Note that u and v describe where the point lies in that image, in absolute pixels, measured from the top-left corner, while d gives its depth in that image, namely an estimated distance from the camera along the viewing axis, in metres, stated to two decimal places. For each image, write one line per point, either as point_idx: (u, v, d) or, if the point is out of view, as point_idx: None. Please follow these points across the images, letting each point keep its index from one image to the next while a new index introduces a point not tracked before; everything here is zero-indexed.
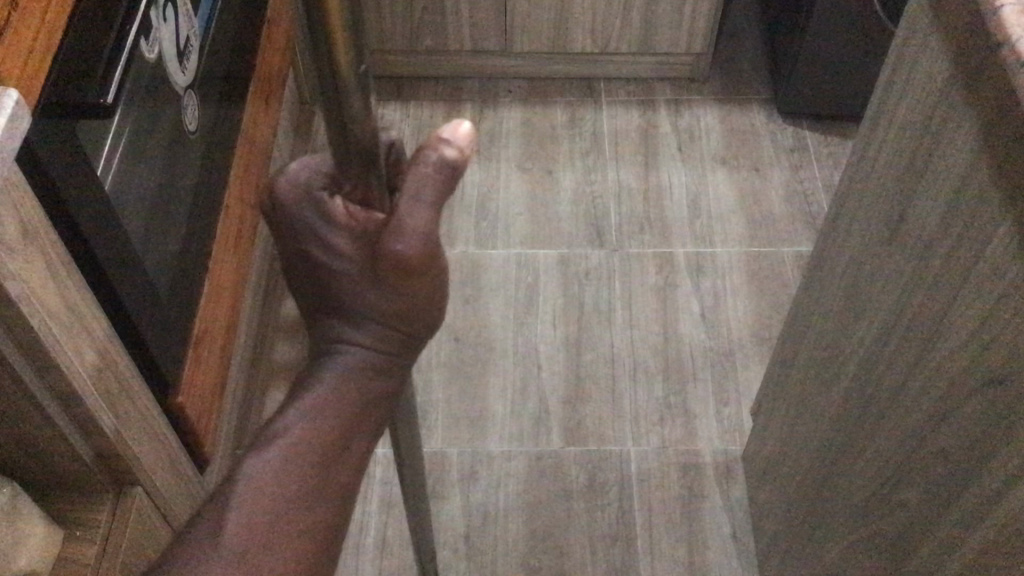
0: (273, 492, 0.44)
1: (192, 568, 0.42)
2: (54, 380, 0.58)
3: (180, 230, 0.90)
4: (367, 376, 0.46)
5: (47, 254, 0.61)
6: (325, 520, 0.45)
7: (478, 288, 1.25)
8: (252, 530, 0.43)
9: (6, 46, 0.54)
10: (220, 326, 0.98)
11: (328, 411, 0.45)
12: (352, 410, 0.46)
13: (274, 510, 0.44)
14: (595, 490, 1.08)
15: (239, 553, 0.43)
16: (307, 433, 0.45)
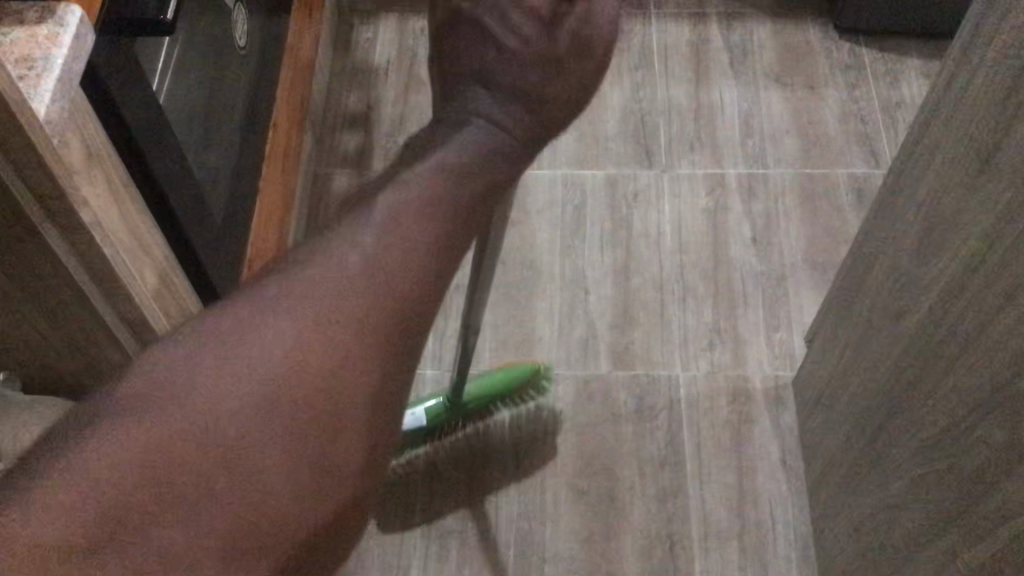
0: (407, 221, 0.40)
1: (307, 267, 0.37)
2: (119, 302, 0.58)
3: (231, 147, 0.88)
4: (501, 154, 0.48)
5: (112, 177, 0.59)
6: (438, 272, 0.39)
7: (524, 209, 1.23)
8: (382, 246, 0.38)
9: None
10: (269, 248, 0.97)
11: (459, 174, 0.44)
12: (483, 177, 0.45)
13: (404, 237, 0.39)
14: (644, 414, 1.08)
15: (364, 259, 0.38)
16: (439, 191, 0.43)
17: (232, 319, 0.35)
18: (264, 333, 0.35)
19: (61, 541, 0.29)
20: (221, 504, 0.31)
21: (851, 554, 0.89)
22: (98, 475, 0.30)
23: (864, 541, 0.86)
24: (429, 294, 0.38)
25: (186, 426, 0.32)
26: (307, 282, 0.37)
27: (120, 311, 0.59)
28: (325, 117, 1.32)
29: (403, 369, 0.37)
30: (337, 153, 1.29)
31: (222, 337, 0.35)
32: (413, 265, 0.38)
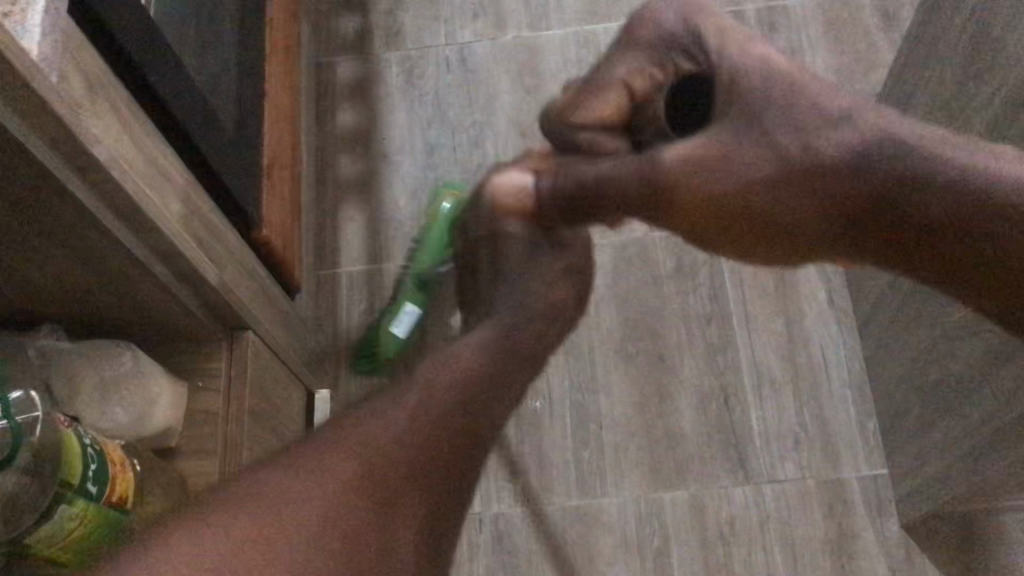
0: (388, 440, 0.48)
1: (345, 422, 0.49)
2: (155, 242, 0.55)
3: (232, 50, 0.85)
4: (480, 368, 0.57)
5: (118, 105, 0.56)
6: (416, 457, 0.48)
7: (538, 76, 1.18)
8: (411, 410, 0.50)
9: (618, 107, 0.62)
10: (283, 151, 0.96)
11: (462, 364, 0.56)
12: (472, 371, 0.56)
13: (407, 418, 0.50)
14: (684, 273, 1.06)
15: (418, 398, 0.51)
16: (416, 414, 0.50)
17: (315, 466, 0.46)
18: (330, 446, 0.47)
19: (224, 539, 0.41)
20: (209, 536, 0.41)
21: (910, 389, 0.89)
22: (234, 529, 0.42)
23: (924, 374, 0.86)
24: (405, 473, 0.47)
25: (335, 500, 0.45)
26: (309, 463, 0.46)
27: (157, 249, 0.56)
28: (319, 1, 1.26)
29: (347, 504, 0.45)
30: (337, 36, 1.24)
31: (280, 481, 0.45)
32: (356, 467, 0.46)
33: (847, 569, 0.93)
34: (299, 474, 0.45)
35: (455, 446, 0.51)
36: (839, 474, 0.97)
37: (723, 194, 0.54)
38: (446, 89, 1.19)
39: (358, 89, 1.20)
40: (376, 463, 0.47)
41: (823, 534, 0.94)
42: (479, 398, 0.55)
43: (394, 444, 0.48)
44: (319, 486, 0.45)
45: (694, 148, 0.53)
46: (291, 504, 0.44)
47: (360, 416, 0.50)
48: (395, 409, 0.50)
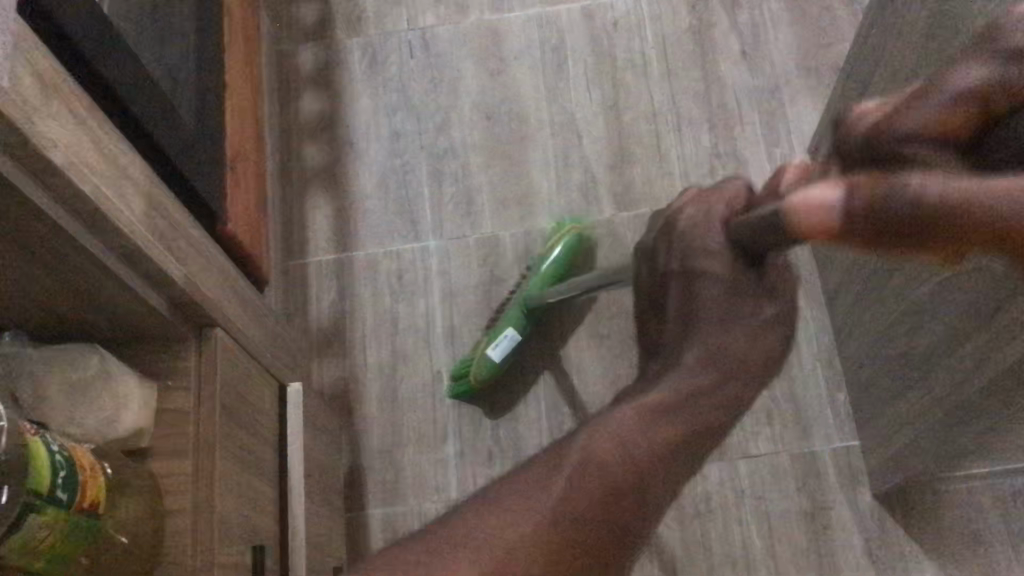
0: (563, 511, 0.59)
1: (524, 477, 0.63)
2: (118, 243, 0.55)
3: (190, 42, 0.83)
4: (632, 450, 0.63)
5: (74, 104, 0.55)
6: (563, 519, 0.59)
7: (502, 59, 1.17)
8: (588, 467, 0.62)
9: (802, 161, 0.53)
10: (247, 144, 0.95)
11: (635, 452, 0.63)
12: (639, 465, 0.63)
13: (566, 514, 0.59)
14: None
15: (607, 446, 0.63)
16: (586, 472, 0.62)
17: (528, 496, 0.60)
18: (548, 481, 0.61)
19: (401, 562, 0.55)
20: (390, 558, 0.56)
21: (878, 362, 0.91)
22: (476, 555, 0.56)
23: (893, 348, 0.87)
24: (545, 538, 0.57)
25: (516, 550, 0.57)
26: (494, 512, 0.59)
27: (120, 250, 0.55)
28: None
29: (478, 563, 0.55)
30: (297, 23, 1.22)
31: (463, 523, 0.58)
32: (517, 538, 0.57)
33: (823, 540, 0.94)
34: (521, 496, 0.60)
35: (602, 524, 0.60)
36: (811, 447, 0.98)
37: (812, 223, 0.45)
38: (409, 74, 1.18)
39: (320, 76, 1.19)
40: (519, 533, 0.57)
41: (797, 507, 0.96)
42: (643, 464, 0.63)
43: (582, 491, 0.60)
44: (490, 549, 0.56)
45: (800, 201, 0.45)
46: (483, 542, 0.57)
47: (506, 503, 0.60)
48: (571, 487, 0.61)
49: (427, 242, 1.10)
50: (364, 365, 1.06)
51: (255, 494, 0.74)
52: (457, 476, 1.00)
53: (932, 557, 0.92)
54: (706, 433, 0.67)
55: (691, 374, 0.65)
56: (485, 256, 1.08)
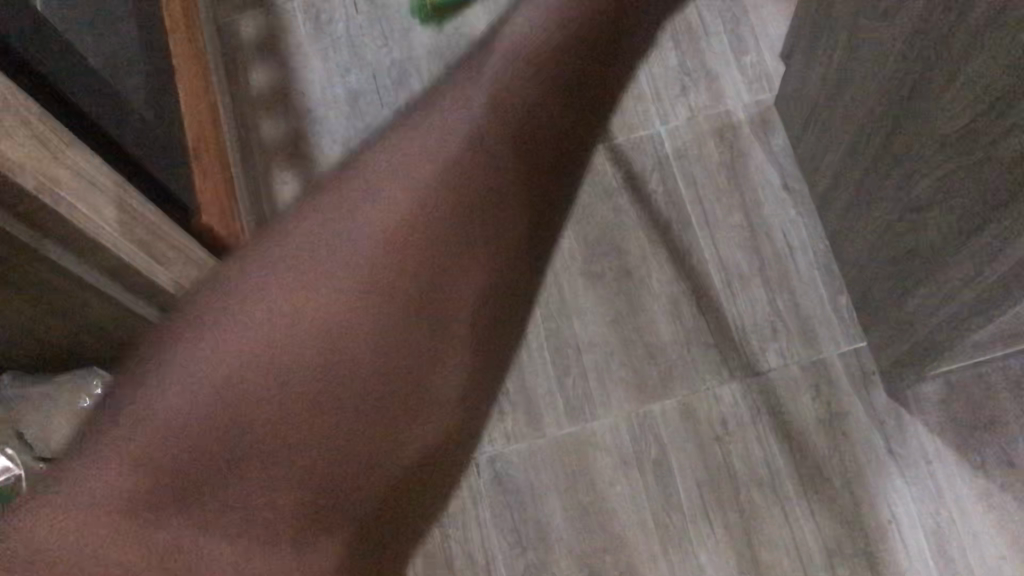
0: (415, 214, 0.36)
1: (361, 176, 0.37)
2: (99, 257, 0.54)
3: (138, 32, 0.79)
4: (547, 45, 0.42)
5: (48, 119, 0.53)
6: (440, 186, 0.36)
7: None
8: (435, 154, 0.37)
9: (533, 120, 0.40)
10: (210, 129, 0.92)
11: (494, 132, 0.39)
12: (456, 164, 0.37)
13: (429, 180, 0.37)
14: (636, 182, 1.05)
15: (486, 110, 0.40)
16: (438, 195, 0.36)
17: (380, 166, 0.37)
18: (409, 135, 0.39)
19: (126, 489, 0.30)
20: (196, 447, 0.31)
21: (877, 264, 0.90)
22: (114, 493, 0.30)
23: (889, 246, 0.87)
24: (214, 454, 0.31)
25: (229, 371, 0.32)
26: (218, 328, 0.33)
27: (98, 264, 0.54)
28: None
29: (349, 462, 0.32)
30: None
31: (254, 293, 0.34)
32: (372, 305, 0.34)
33: (844, 446, 0.94)
34: (169, 425, 0.31)
35: (505, 177, 0.37)
36: (820, 355, 0.97)
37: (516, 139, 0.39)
38: (359, 32, 1.14)
39: (266, 46, 1.14)
40: (359, 274, 0.34)
41: (813, 417, 0.96)
42: (484, 158, 0.37)
43: (375, 201, 0.36)
44: (318, 267, 0.34)
45: (528, 80, 0.40)
46: (217, 327, 0.33)
47: (334, 201, 0.37)
48: (437, 144, 0.38)
49: None
50: None
51: None
52: None
53: (954, 449, 0.93)
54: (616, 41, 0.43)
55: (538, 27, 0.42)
56: None
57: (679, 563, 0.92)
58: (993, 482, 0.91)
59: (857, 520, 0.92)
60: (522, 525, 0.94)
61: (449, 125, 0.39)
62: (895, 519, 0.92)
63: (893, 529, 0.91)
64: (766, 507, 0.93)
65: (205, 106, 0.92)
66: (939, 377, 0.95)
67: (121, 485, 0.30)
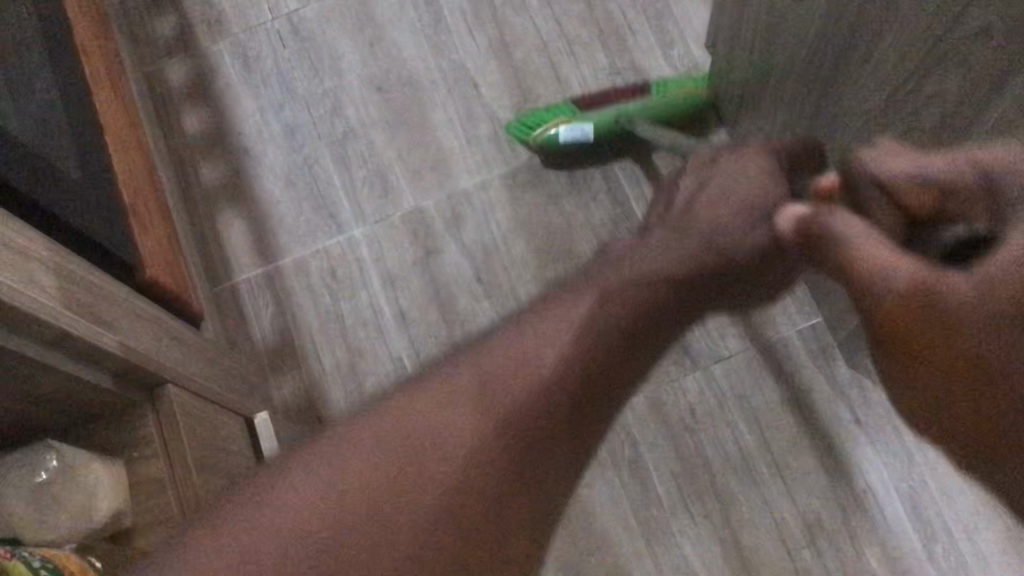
0: (441, 454, 0.60)
1: (434, 424, 0.61)
2: (37, 329, 0.53)
3: (57, 92, 0.78)
4: (565, 358, 0.65)
5: None
6: (488, 472, 0.60)
7: (377, 26, 1.13)
8: (491, 396, 0.63)
9: (536, 412, 0.63)
10: (146, 182, 0.91)
11: (537, 414, 0.63)
12: (522, 441, 0.62)
13: (489, 460, 0.61)
14: (579, 184, 1.06)
15: (523, 383, 0.64)
16: (485, 439, 0.61)
17: (433, 434, 0.60)
18: (411, 417, 0.61)
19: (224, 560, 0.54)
20: (287, 523, 0.56)
21: None
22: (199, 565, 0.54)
23: None
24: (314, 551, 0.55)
25: (317, 508, 0.57)
26: (262, 519, 0.56)
27: (39, 335, 0.54)
28: (128, 4, 1.17)
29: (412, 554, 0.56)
30: (155, 40, 1.16)
31: (338, 491, 0.57)
32: (424, 510, 0.58)
33: (813, 422, 0.96)
34: (219, 556, 0.54)
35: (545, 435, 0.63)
36: (779, 335, 0.99)
37: (527, 406, 0.63)
38: (288, 65, 1.13)
39: (195, 90, 1.14)
40: (406, 474, 0.59)
41: (779, 396, 0.97)
42: (524, 430, 0.62)
43: (443, 440, 0.60)
44: (359, 481, 0.58)
45: (544, 346, 0.66)
46: (283, 507, 0.57)
47: (383, 432, 0.60)
48: (483, 422, 0.62)
49: (351, 233, 1.07)
50: (322, 371, 1.03)
51: None
52: None
53: None
54: (593, 359, 0.67)
55: (551, 373, 0.64)
56: (414, 230, 1.06)
57: (664, 555, 0.93)
58: None
59: (832, 492, 0.93)
60: None
61: (461, 387, 0.63)
62: (869, 488, 0.93)
63: (869, 498, 0.93)
64: (743, 489, 0.94)
65: (136, 159, 0.91)
66: None
67: (220, 542, 0.55)
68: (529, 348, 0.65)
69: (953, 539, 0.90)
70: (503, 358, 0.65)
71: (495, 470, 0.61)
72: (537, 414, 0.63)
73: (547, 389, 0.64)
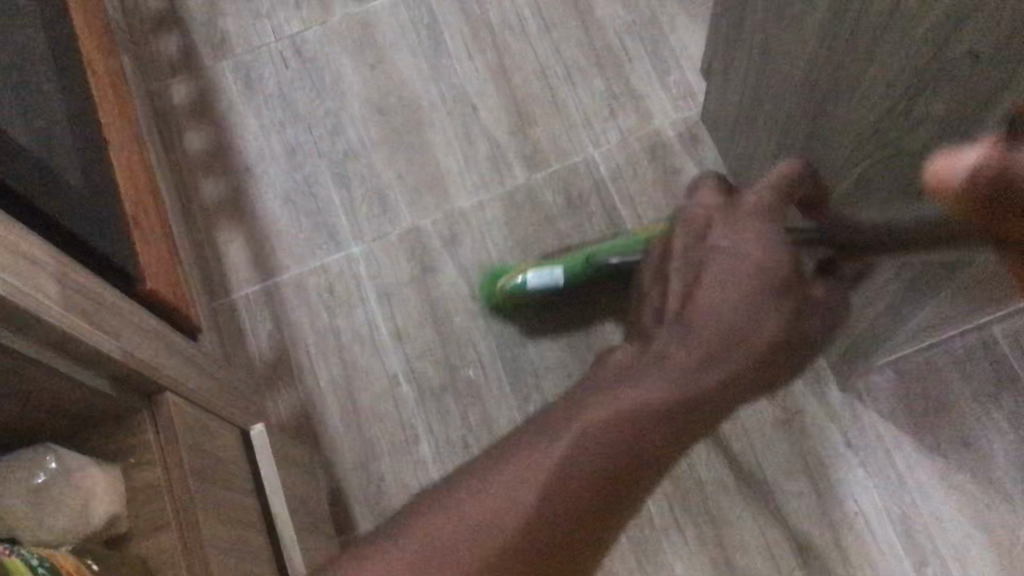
0: (483, 529, 0.54)
1: (479, 491, 0.56)
2: (41, 331, 0.54)
3: (62, 104, 0.79)
4: (627, 431, 0.58)
5: None
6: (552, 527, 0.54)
7: (378, 49, 1.15)
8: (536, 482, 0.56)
9: (590, 491, 0.55)
10: (147, 195, 0.93)
11: (598, 463, 0.56)
12: (575, 501, 0.55)
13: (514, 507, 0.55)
14: (575, 206, 1.07)
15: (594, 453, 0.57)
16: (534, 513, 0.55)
17: (525, 480, 0.56)
18: (513, 472, 0.56)
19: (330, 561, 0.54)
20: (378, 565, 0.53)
21: None
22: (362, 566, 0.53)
23: None
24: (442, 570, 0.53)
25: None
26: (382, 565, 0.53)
27: (41, 337, 0.55)
28: (132, 23, 1.19)
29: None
30: (160, 59, 1.18)
31: (444, 544, 0.54)
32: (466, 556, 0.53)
33: (804, 443, 0.96)
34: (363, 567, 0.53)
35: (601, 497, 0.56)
36: None
37: (597, 468, 0.56)
38: (289, 85, 1.15)
39: (198, 109, 1.15)
40: (500, 516, 0.55)
41: (771, 417, 0.98)
42: (602, 497, 0.56)
43: (496, 512, 0.55)
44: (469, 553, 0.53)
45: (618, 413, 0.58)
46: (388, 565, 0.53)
47: (495, 510, 0.55)
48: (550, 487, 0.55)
49: (349, 250, 1.08)
50: (318, 388, 1.03)
51: (245, 542, 0.71)
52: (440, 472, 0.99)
53: (910, 434, 0.95)
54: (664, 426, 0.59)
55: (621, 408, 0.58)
56: (412, 249, 1.07)
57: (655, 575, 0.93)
58: (950, 464, 0.93)
59: (824, 514, 0.94)
60: None
61: (532, 471, 0.56)
62: (860, 509, 0.93)
63: (860, 519, 0.93)
64: (734, 509, 0.95)
65: (138, 173, 0.93)
66: (889, 366, 0.97)
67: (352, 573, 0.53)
68: (642, 399, 0.59)
69: (944, 561, 0.91)
70: (614, 376, 0.65)
71: (564, 502, 0.55)
72: (596, 470, 0.56)
73: (630, 425, 0.58)
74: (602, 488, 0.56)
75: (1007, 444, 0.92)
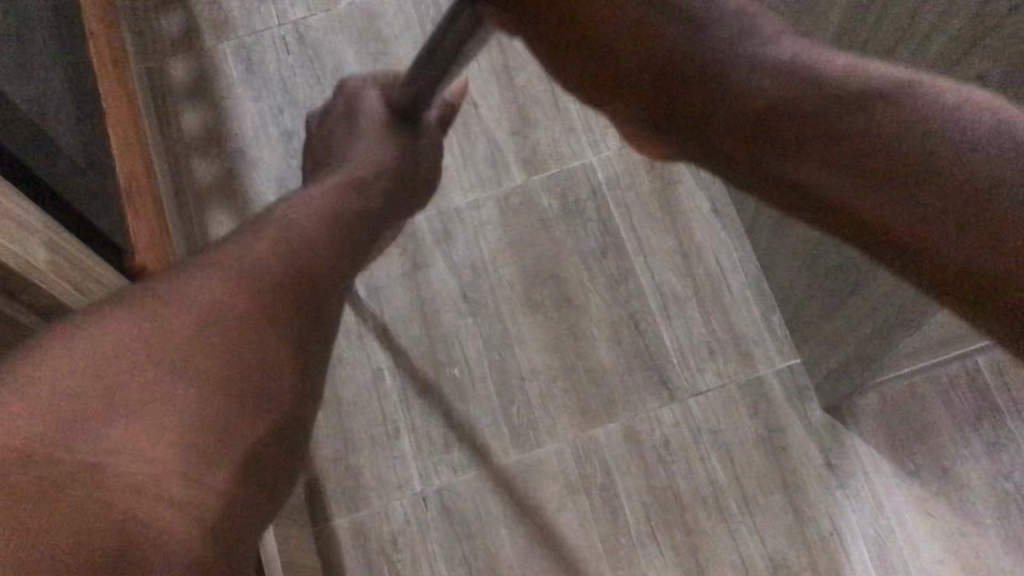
0: (155, 370, 0.49)
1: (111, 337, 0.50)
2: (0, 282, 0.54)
3: (63, 72, 0.79)
4: (256, 284, 0.57)
5: None
6: (234, 365, 0.52)
7: (382, 41, 1.15)
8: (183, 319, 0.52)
9: (244, 330, 0.54)
10: (141, 169, 0.92)
11: (253, 301, 0.56)
12: (246, 327, 0.54)
13: (172, 361, 0.50)
14: (570, 210, 1.07)
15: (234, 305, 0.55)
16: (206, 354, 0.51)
17: (144, 328, 0.51)
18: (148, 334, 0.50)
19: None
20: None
21: (807, 282, 0.93)
22: None
23: (816, 265, 0.89)
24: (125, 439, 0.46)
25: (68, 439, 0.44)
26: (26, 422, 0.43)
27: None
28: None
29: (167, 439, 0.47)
30: (160, 35, 1.17)
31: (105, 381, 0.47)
32: (170, 389, 0.49)
33: (785, 461, 0.96)
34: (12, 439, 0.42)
35: (277, 327, 0.56)
36: (756, 373, 1.00)
37: (242, 307, 0.55)
38: (290, 71, 1.14)
39: (195, 87, 1.14)
40: (151, 368, 0.49)
41: (753, 434, 0.97)
42: (268, 327, 0.55)
43: (143, 354, 0.49)
44: (128, 393, 0.47)
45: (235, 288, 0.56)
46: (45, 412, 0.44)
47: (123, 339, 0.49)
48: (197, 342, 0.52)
49: None
50: None
51: None
52: (417, 466, 0.98)
53: (890, 458, 0.96)
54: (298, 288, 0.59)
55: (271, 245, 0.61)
56: (403, 243, 1.06)
57: None
58: (929, 490, 0.94)
59: (801, 533, 0.94)
60: (472, 555, 0.94)
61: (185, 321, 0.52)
62: (837, 530, 0.94)
63: (836, 540, 0.93)
64: (711, 522, 0.94)
65: (134, 147, 0.92)
66: (872, 390, 0.97)
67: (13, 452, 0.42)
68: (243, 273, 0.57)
69: None
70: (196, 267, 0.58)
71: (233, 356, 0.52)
72: (240, 319, 0.54)
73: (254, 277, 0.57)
74: (262, 342, 0.54)
75: (984, 475, 0.93)
